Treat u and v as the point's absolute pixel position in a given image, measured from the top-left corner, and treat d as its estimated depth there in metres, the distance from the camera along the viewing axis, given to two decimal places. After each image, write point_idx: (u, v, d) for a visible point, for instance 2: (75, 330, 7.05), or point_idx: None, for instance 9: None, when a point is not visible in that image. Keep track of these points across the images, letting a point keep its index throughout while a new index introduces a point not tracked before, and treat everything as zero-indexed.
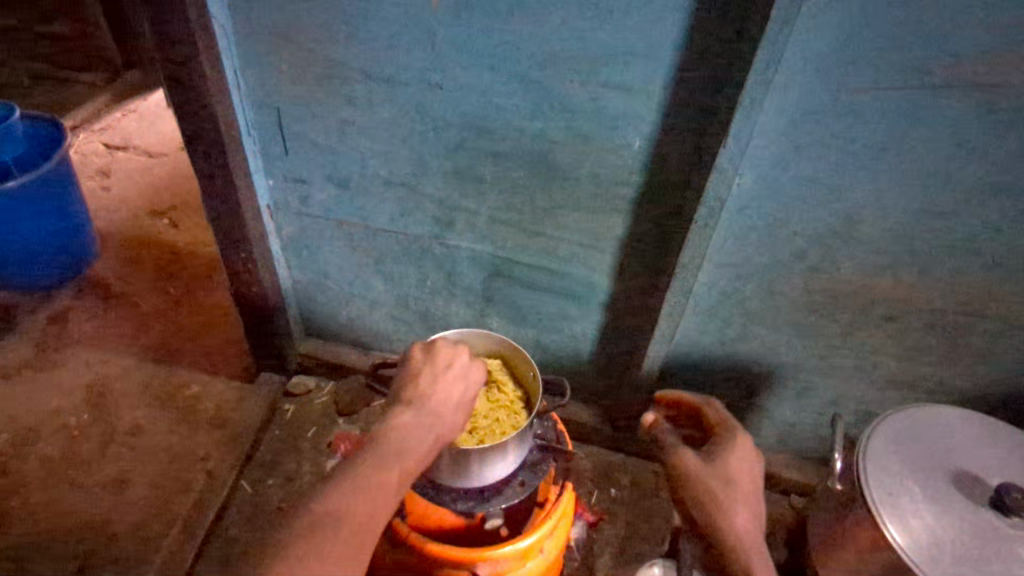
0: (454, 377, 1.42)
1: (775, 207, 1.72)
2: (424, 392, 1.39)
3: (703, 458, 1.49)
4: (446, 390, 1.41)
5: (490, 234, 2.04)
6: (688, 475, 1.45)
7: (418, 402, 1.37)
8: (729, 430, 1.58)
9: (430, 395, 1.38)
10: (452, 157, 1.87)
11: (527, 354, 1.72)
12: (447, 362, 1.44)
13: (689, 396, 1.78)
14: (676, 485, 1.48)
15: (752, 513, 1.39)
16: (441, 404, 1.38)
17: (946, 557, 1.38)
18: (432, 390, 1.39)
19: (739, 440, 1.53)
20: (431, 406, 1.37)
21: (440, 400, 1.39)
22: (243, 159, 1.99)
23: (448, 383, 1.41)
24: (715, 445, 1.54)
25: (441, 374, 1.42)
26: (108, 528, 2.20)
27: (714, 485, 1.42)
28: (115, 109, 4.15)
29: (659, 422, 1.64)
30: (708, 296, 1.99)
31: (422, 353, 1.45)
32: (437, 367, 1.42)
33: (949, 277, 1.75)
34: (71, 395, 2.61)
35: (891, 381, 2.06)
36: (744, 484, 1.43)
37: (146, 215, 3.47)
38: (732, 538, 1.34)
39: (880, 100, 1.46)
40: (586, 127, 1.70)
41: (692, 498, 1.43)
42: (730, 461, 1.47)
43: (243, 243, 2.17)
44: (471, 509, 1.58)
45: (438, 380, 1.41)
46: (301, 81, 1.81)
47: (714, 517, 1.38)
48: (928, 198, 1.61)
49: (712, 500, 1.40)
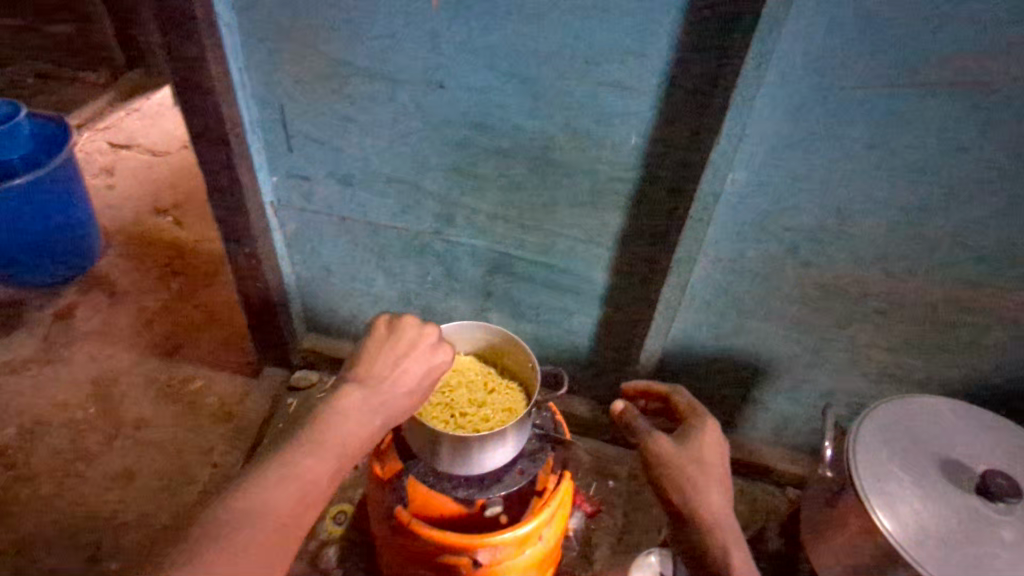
0: (414, 360, 1.44)
1: (767, 203, 1.76)
2: (385, 365, 1.41)
3: (676, 443, 1.54)
4: (406, 364, 1.43)
5: (490, 230, 2.09)
6: (663, 459, 1.50)
7: (377, 374, 1.39)
8: (697, 416, 1.62)
9: (391, 369, 1.41)
10: (452, 154, 1.92)
11: (528, 349, 1.75)
12: (409, 343, 1.45)
13: (656, 384, 1.81)
14: (652, 469, 1.52)
15: (724, 494, 1.44)
16: (400, 380, 1.41)
17: (932, 540, 1.42)
18: (394, 365, 1.42)
19: (707, 426, 1.57)
20: (389, 379, 1.39)
21: (399, 374, 1.41)
22: (248, 156, 2.03)
23: (411, 359, 1.44)
24: (684, 429, 1.59)
25: (402, 348, 1.44)
26: (115, 519, 2.25)
27: (688, 468, 1.47)
28: (119, 108, 4.19)
29: (627, 409, 1.67)
30: (704, 290, 2.03)
31: (387, 327, 1.47)
32: (399, 347, 1.44)
33: (938, 271, 1.80)
34: (78, 389, 2.65)
35: (883, 374, 2.10)
36: (713, 465, 1.49)
37: (150, 212, 3.51)
38: (707, 517, 1.39)
39: (869, 98, 1.51)
40: (583, 124, 1.74)
41: (669, 481, 1.47)
42: (700, 444, 1.52)
43: (248, 239, 2.21)
44: (470, 496, 1.63)
45: (398, 353, 1.43)
46: (305, 80, 1.85)
47: (690, 497, 1.43)
48: (917, 194, 1.65)
49: (688, 482, 1.44)
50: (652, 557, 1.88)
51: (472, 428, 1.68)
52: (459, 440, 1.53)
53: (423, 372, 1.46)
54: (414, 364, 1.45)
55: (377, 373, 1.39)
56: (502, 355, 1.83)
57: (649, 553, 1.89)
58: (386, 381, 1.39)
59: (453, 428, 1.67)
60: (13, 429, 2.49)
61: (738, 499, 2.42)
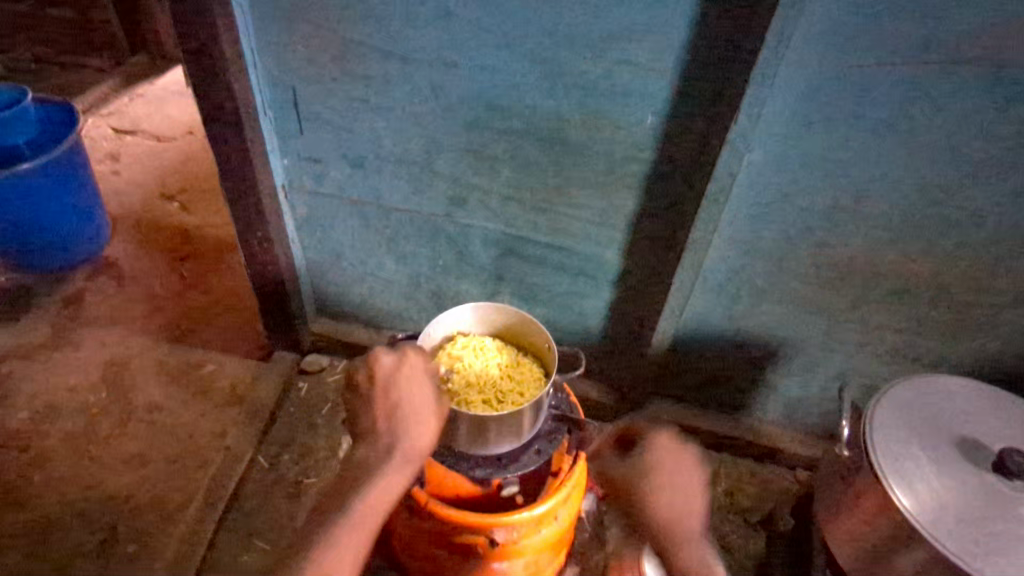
0: (410, 390, 1.53)
1: (783, 183, 1.75)
2: (380, 418, 1.51)
3: None
4: (399, 402, 1.52)
5: (503, 212, 2.08)
6: None
7: (380, 424, 1.51)
8: None
9: (389, 414, 1.51)
10: (466, 136, 1.90)
11: (552, 340, 1.77)
12: (402, 378, 1.55)
13: None
14: None
15: None
16: (403, 422, 1.49)
17: (949, 517, 1.44)
18: (384, 413, 1.52)
19: None
20: (391, 424, 1.50)
21: (394, 420, 1.50)
22: (260, 138, 2.02)
23: (404, 394, 1.52)
24: None
25: (392, 389, 1.54)
26: (130, 501, 2.26)
27: None
28: (122, 94, 4.16)
29: None
30: (717, 272, 2.03)
31: (367, 374, 1.57)
32: (389, 382, 1.55)
33: (954, 252, 1.79)
34: (89, 373, 2.66)
35: (897, 355, 2.10)
36: None
37: (157, 198, 3.50)
38: None
39: (889, 76, 1.49)
40: (599, 104, 1.72)
41: None
42: None
43: (259, 222, 2.21)
44: (489, 476, 1.63)
45: (393, 390, 1.54)
46: (317, 61, 1.83)
47: None
48: (935, 173, 1.64)
49: None
50: (665, 536, 1.88)
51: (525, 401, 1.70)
52: (477, 419, 1.53)
53: (416, 413, 1.50)
54: (408, 398, 1.52)
55: (378, 428, 1.51)
56: (529, 343, 1.86)
57: (662, 534, 1.90)
58: (386, 431, 1.49)
59: (507, 408, 1.67)
60: (25, 413, 2.50)
61: (748, 481, 2.43)
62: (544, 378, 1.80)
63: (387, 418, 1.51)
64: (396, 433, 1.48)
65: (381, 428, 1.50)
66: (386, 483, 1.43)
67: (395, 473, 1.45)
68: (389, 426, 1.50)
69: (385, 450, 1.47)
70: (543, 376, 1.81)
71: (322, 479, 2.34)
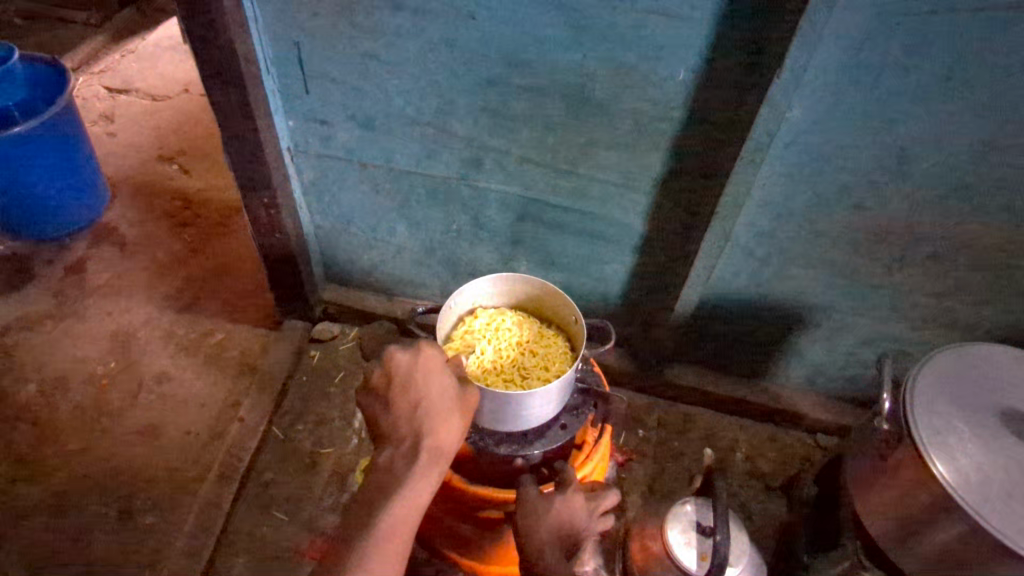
0: (430, 384, 1.40)
1: (822, 142, 1.64)
2: (401, 419, 1.39)
3: None
4: (420, 399, 1.39)
5: (520, 174, 1.98)
6: None
7: (402, 424, 1.39)
8: None
9: (410, 413, 1.39)
10: (482, 94, 1.79)
11: (582, 318, 1.71)
12: (419, 372, 1.41)
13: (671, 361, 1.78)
14: None
15: None
16: (426, 420, 1.37)
17: (993, 492, 1.40)
18: (405, 413, 1.39)
19: None
20: (413, 423, 1.38)
21: (416, 419, 1.38)
22: (264, 98, 1.91)
23: (424, 389, 1.40)
24: None
25: (411, 384, 1.40)
26: (145, 473, 2.24)
27: None
28: (113, 51, 3.99)
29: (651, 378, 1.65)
30: (747, 236, 1.95)
31: (383, 371, 1.44)
32: (408, 378, 1.41)
33: (1001, 215, 1.69)
34: (96, 343, 2.60)
35: (929, 320, 2.03)
36: None
37: (155, 160, 3.38)
38: None
39: (950, 24, 1.36)
40: (628, 58, 1.61)
41: None
42: None
43: (266, 187, 2.11)
44: (513, 453, 1.61)
45: (412, 386, 1.40)
46: (322, 14, 1.70)
47: None
48: (992, 131, 1.52)
49: None
50: (688, 507, 1.82)
51: (551, 374, 1.69)
52: (503, 397, 1.48)
53: (439, 408, 1.38)
54: (429, 391, 1.40)
55: (400, 430, 1.38)
56: (557, 315, 1.81)
57: (684, 502, 1.84)
58: (409, 432, 1.37)
59: (535, 384, 1.65)
60: (34, 385, 2.46)
61: (769, 446, 2.40)
62: (571, 354, 1.77)
63: (408, 417, 1.38)
64: (419, 431, 1.36)
65: (402, 429, 1.38)
66: (414, 487, 1.30)
67: (423, 476, 1.32)
68: (411, 426, 1.38)
69: (409, 453, 1.35)
70: (569, 351, 1.78)
71: (338, 450, 2.31)
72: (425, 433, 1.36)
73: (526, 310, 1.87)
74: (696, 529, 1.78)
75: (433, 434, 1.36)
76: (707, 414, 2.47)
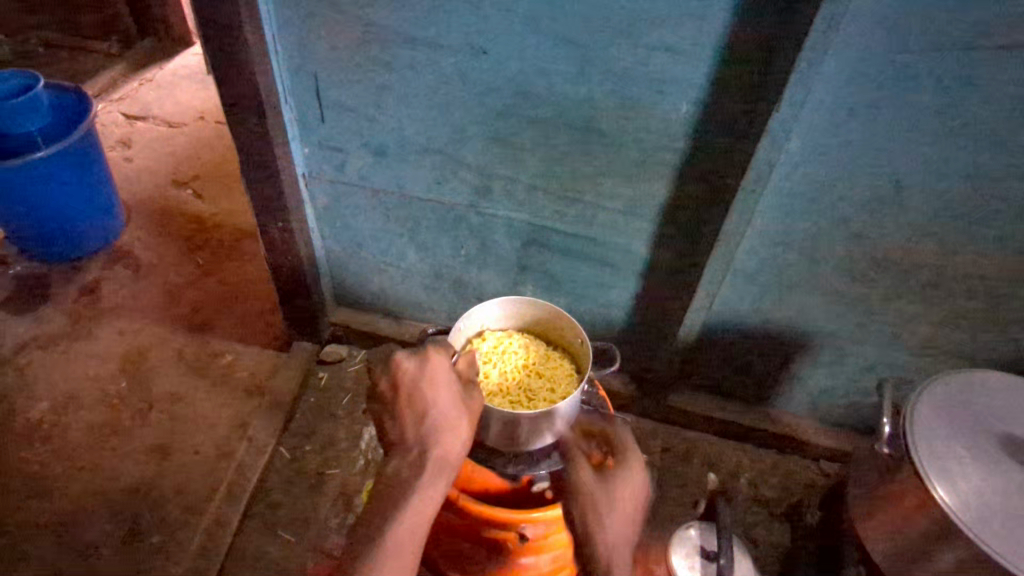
0: (435, 395, 1.42)
1: (822, 173, 1.70)
2: (408, 428, 1.43)
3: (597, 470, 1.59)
4: (426, 410, 1.42)
5: (527, 202, 2.03)
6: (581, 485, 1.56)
7: (409, 436, 1.42)
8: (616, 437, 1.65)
9: (416, 424, 1.42)
10: (492, 123, 1.85)
11: (586, 337, 1.76)
12: (426, 384, 1.44)
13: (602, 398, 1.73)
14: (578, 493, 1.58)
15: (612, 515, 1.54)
16: (431, 432, 1.40)
17: (994, 516, 1.42)
18: (412, 423, 1.42)
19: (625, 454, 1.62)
20: (419, 433, 1.41)
21: (422, 430, 1.40)
22: (282, 127, 1.98)
23: (430, 400, 1.42)
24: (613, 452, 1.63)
25: (418, 394, 1.43)
26: (153, 493, 2.25)
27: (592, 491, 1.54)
28: (132, 79, 4.12)
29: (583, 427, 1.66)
30: (749, 264, 1.99)
31: (391, 379, 1.47)
32: (414, 388, 1.44)
33: (996, 244, 1.73)
34: (108, 363, 2.64)
35: (930, 348, 2.06)
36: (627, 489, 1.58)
37: (171, 186, 3.46)
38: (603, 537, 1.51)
39: (940, 61, 1.43)
40: (632, 92, 1.68)
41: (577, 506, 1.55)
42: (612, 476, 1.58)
43: (280, 211, 2.17)
44: (520, 472, 1.63)
45: (418, 397, 1.43)
46: (341, 47, 1.78)
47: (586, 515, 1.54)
48: (985, 162, 1.58)
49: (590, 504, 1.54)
50: (692, 531, 1.86)
51: (557, 395, 1.72)
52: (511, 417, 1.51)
53: (444, 420, 1.40)
54: (435, 402, 1.42)
55: (408, 439, 1.42)
56: (563, 335, 1.85)
57: (688, 527, 1.88)
58: (415, 443, 1.40)
59: (541, 406, 1.68)
60: (46, 404, 2.49)
61: (773, 472, 2.41)
62: (578, 374, 1.81)
63: (414, 427, 1.42)
64: (425, 443, 1.39)
65: (410, 439, 1.42)
66: (422, 497, 1.35)
67: (429, 487, 1.36)
68: (418, 437, 1.41)
69: (416, 463, 1.38)
70: (577, 371, 1.82)
71: (344, 471, 2.34)
72: (430, 445, 1.39)
73: (533, 333, 1.91)
74: (700, 554, 1.81)
75: (438, 445, 1.39)
76: (711, 440, 2.49)
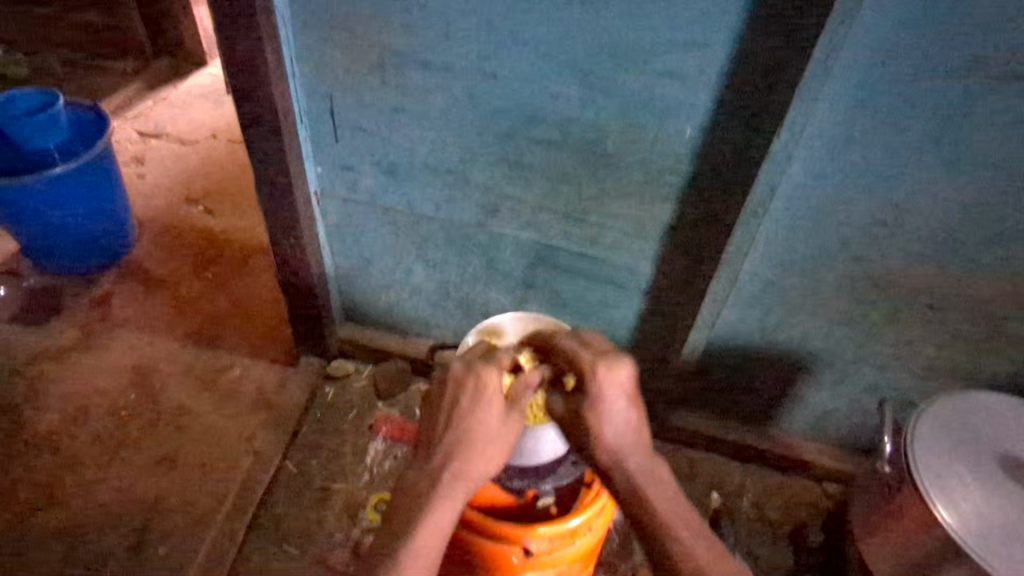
0: (477, 409, 1.44)
1: (822, 197, 1.74)
2: (444, 433, 1.45)
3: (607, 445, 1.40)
4: (466, 420, 1.44)
5: (535, 221, 2.08)
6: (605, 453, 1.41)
7: (442, 440, 1.44)
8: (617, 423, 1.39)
9: (453, 432, 1.44)
10: (502, 145, 1.91)
11: None
12: (472, 393, 1.45)
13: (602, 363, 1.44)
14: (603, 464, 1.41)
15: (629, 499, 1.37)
16: (467, 444, 1.42)
17: (995, 535, 1.43)
18: (449, 430, 1.45)
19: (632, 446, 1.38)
20: (454, 442, 1.43)
21: (459, 439, 1.43)
22: (297, 146, 2.03)
23: (471, 412, 1.44)
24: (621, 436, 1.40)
25: (461, 402, 1.45)
26: (160, 505, 2.27)
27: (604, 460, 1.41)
28: (147, 98, 4.21)
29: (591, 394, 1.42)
30: (752, 285, 2.03)
31: (440, 380, 1.50)
32: (459, 395, 1.46)
33: (995, 267, 1.77)
34: (118, 376, 2.67)
35: (930, 370, 2.08)
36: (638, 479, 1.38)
37: (182, 202, 3.52)
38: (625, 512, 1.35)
39: (936, 89, 1.48)
40: (638, 116, 1.73)
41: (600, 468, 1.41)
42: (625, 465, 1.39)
43: (293, 228, 2.22)
44: (525, 487, 1.69)
45: (460, 405, 1.45)
46: (356, 70, 1.84)
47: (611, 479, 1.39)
48: (982, 188, 1.62)
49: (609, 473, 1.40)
50: None
51: None
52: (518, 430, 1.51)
53: (480, 437, 1.43)
54: (475, 415, 1.44)
55: (441, 444, 1.44)
56: None
57: None
58: (449, 450, 1.43)
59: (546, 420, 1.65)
60: (55, 416, 2.52)
61: (776, 492, 2.42)
62: None
63: (451, 435, 1.44)
64: (460, 454, 1.42)
65: (444, 444, 1.44)
66: (447, 504, 1.37)
67: (454, 497, 1.38)
68: (453, 446, 1.43)
69: (446, 470, 1.41)
70: None
71: (350, 485, 2.35)
72: (464, 457, 1.42)
73: None
74: None
75: (470, 459, 1.42)
76: (714, 459, 2.50)
